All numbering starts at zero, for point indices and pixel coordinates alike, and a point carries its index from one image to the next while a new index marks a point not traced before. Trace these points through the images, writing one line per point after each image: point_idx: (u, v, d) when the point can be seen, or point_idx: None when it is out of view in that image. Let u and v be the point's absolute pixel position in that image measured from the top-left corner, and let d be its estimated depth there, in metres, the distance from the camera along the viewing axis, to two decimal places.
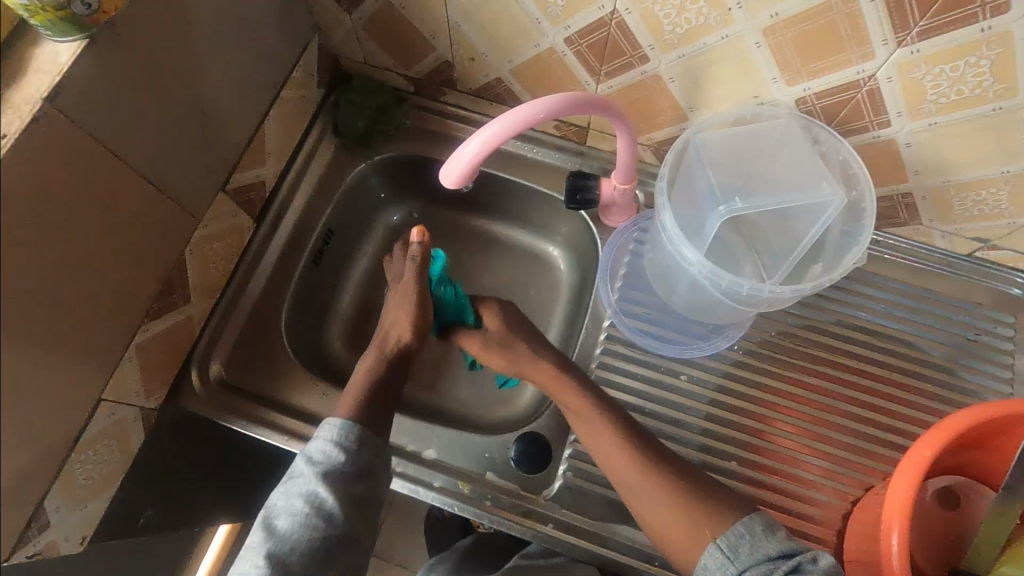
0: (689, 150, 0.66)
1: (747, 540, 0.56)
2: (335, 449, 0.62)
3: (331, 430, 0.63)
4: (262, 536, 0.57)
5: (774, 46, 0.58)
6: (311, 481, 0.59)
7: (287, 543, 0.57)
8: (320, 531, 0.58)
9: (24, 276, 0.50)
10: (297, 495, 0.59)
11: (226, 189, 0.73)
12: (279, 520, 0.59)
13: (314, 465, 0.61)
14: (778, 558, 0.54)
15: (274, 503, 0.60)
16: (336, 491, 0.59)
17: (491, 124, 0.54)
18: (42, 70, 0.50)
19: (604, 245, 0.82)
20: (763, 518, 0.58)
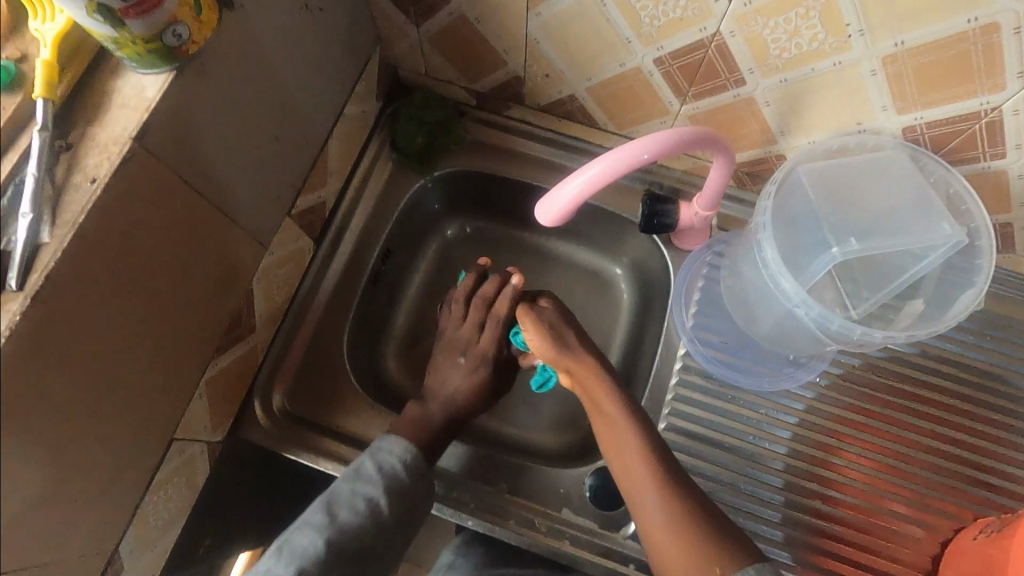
0: (788, 179, 0.63)
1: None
2: (403, 470, 0.63)
3: (401, 448, 0.64)
4: (323, 519, 0.59)
5: (892, 74, 0.55)
6: (377, 488, 0.61)
7: (343, 536, 0.58)
8: (370, 536, 0.60)
9: (110, 323, 0.47)
10: (362, 497, 0.61)
11: (292, 213, 0.69)
12: (341, 511, 0.60)
13: (384, 477, 0.62)
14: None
15: (335, 490, 0.61)
16: (394, 505, 0.61)
17: (593, 166, 0.52)
18: (128, 105, 0.46)
19: (678, 270, 0.79)
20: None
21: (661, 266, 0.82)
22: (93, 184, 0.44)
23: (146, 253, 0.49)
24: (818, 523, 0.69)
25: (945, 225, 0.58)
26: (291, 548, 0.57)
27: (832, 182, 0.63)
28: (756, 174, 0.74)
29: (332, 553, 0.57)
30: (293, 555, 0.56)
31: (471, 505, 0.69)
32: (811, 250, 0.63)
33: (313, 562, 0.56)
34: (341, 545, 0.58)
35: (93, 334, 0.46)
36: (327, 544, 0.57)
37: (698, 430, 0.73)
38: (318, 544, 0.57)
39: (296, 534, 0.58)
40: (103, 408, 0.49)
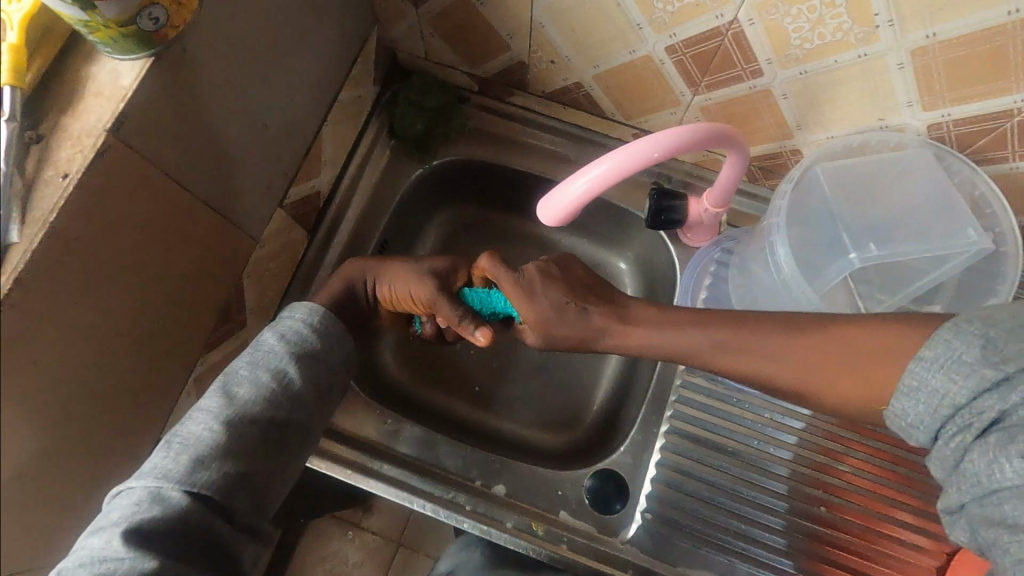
0: (805, 177, 0.60)
1: (926, 391, 0.40)
2: (309, 333, 0.61)
3: (307, 314, 0.63)
4: (218, 402, 0.54)
5: (921, 67, 0.51)
6: (280, 357, 0.59)
7: (244, 410, 0.54)
8: (277, 407, 0.56)
9: (90, 325, 0.45)
10: (263, 370, 0.57)
11: (283, 204, 0.66)
12: (239, 389, 0.56)
13: (287, 344, 0.60)
14: (978, 402, 0.38)
15: (231, 372, 0.57)
16: (302, 371, 0.59)
17: (600, 164, 0.49)
18: (103, 95, 0.44)
19: (686, 266, 0.76)
20: (938, 346, 0.40)
21: (667, 261, 0.79)
22: (65, 179, 0.41)
23: (127, 250, 0.46)
24: (823, 531, 0.67)
25: (969, 231, 0.55)
26: (182, 437, 0.51)
27: (850, 181, 0.61)
28: (769, 169, 0.71)
29: (232, 430, 0.53)
30: (187, 442, 0.51)
31: (468, 507, 0.67)
32: (827, 251, 0.59)
33: (211, 445, 0.51)
34: (242, 423, 0.54)
35: (72, 338, 0.44)
36: (226, 423, 0.53)
37: (702, 433, 0.71)
38: (215, 422, 0.52)
39: (188, 422, 0.52)
40: (85, 412, 0.46)
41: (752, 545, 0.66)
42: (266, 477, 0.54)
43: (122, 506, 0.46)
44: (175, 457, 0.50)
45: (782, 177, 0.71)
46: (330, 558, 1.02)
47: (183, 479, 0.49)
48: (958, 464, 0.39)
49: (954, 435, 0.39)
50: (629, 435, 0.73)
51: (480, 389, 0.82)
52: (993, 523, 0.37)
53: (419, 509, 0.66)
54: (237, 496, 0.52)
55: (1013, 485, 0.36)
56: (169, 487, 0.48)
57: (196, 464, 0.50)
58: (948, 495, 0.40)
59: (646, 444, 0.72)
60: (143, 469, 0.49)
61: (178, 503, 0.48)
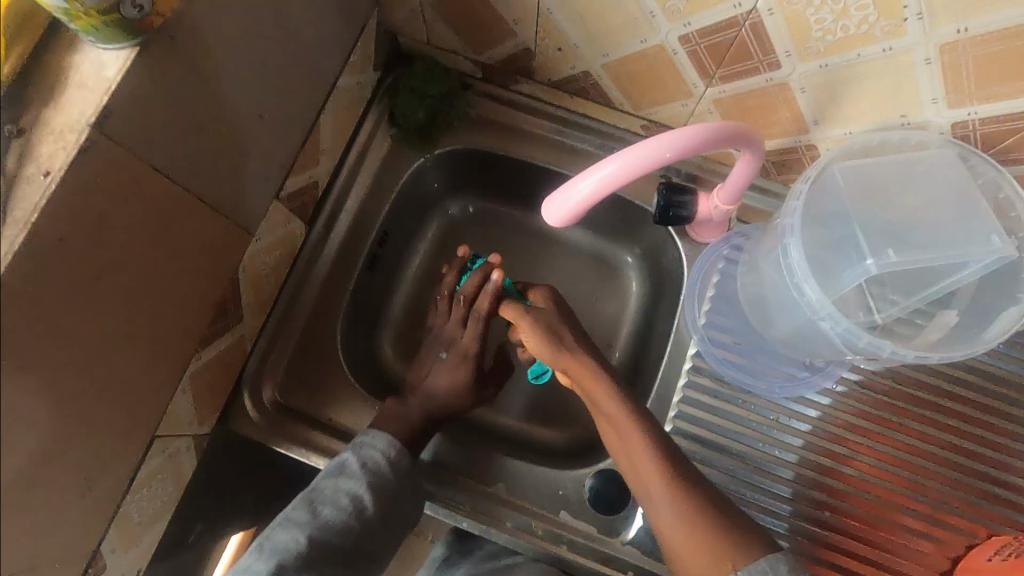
0: (822, 177, 0.58)
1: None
2: (385, 463, 0.62)
3: (387, 444, 0.63)
4: (305, 517, 0.59)
5: (948, 63, 0.49)
6: (360, 485, 0.60)
7: (325, 531, 0.58)
8: (351, 532, 0.59)
9: (83, 327, 0.44)
10: (346, 491, 0.60)
11: (280, 196, 0.64)
12: (323, 506, 0.60)
13: (370, 469, 0.62)
14: None
15: (318, 489, 0.61)
16: (379, 502, 0.60)
17: (608, 164, 0.48)
18: (86, 86, 0.42)
19: (693, 264, 0.74)
20: (787, 563, 0.51)
21: (675, 257, 0.77)
22: (48, 177, 0.40)
23: (122, 249, 0.45)
24: (825, 534, 0.66)
25: (993, 238, 0.52)
26: (273, 544, 0.57)
27: (866, 183, 0.58)
28: (783, 164, 0.68)
29: (313, 547, 0.57)
30: (275, 550, 0.57)
31: (466, 506, 0.67)
32: (844, 255, 0.57)
33: (291, 559, 0.56)
34: (321, 543, 0.58)
35: (64, 340, 0.43)
36: (308, 540, 0.57)
37: (706, 435, 0.70)
38: (299, 540, 0.57)
39: (278, 530, 0.58)
40: (83, 415, 0.45)
41: None
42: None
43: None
44: (263, 563, 0.56)
45: (797, 173, 0.69)
46: None
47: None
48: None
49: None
50: None
51: (481, 383, 0.81)
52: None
53: (420, 508, 0.66)
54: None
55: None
56: None
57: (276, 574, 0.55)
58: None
59: None
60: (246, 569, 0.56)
61: None
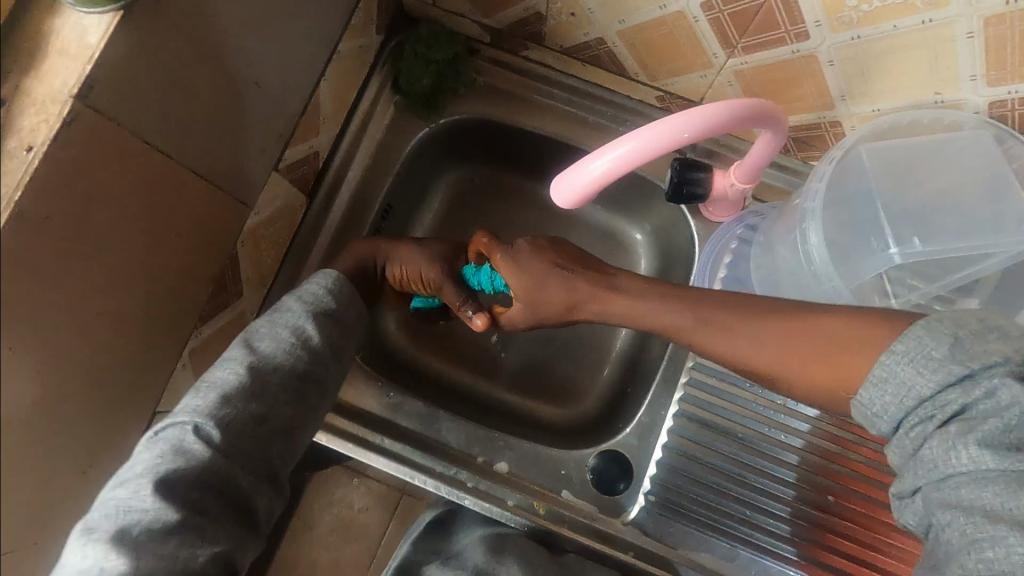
0: (847, 158, 0.55)
1: (892, 381, 0.38)
2: (329, 295, 0.59)
3: (326, 278, 0.60)
4: (240, 352, 0.53)
5: (992, 37, 0.45)
6: (298, 317, 0.56)
7: (267, 362, 0.53)
8: (301, 362, 0.54)
9: (72, 308, 0.42)
10: (283, 325, 0.55)
11: (280, 167, 0.62)
12: (260, 342, 0.54)
13: (307, 304, 0.57)
14: (943, 394, 0.36)
15: (252, 328, 0.55)
16: (323, 330, 0.56)
17: (623, 143, 0.45)
18: (71, 54, 0.40)
19: (706, 243, 0.72)
20: (908, 341, 0.37)
21: (687, 235, 0.75)
22: (30, 152, 0.38)
23: (107, 227, 0.43)
24: (829, 520, 0.66)
25: None
26: (206, 383, 0.50)
27: (891, 166, 0.56)
28: (805, 141, 0.65)
29: (255, 377, 0.51)
30: (209, 388, 0.50)
31: (469, 484, 0.66)
32: (865, 241, 0.55)
33: (230, 392, 0.50)
34: (265, 374, 0.52)
35: (53, 320, 0.41)
36: (249, 370, 0.51)
37: (712, 418, 0.69)
38: (238, 371, 0.51)
39: (213, 370, 0.51)
40: (78, 395, 0.45)
41: (755, 531, 0.66)
42: (297, 427, 0.54)
43: (145, 459, 0.46)
44: (199, 399, 0.49)
45: (819, 150, 0.65)
46: (335, 504, 0.98)
47: (199, 423, 0.48)
48: (914, 454, 0.37)
49: (914, 426, 0.37)
50: (636, 416, 0.72)
51: (485, 359, 0.80)
52: (949, 508, 0.35)
53: (421, 485, 0.65)
54: (258, 447, 0.50)
55: (968, 471, 0.34)
56: (188, 442, 0.47)
57: (216, 409, 0.49)
58: (900, 482, 0.38)
59: (653, 427, 0.71)
60: (176, 412, 0.48)
61: (196, 454, 0.47)
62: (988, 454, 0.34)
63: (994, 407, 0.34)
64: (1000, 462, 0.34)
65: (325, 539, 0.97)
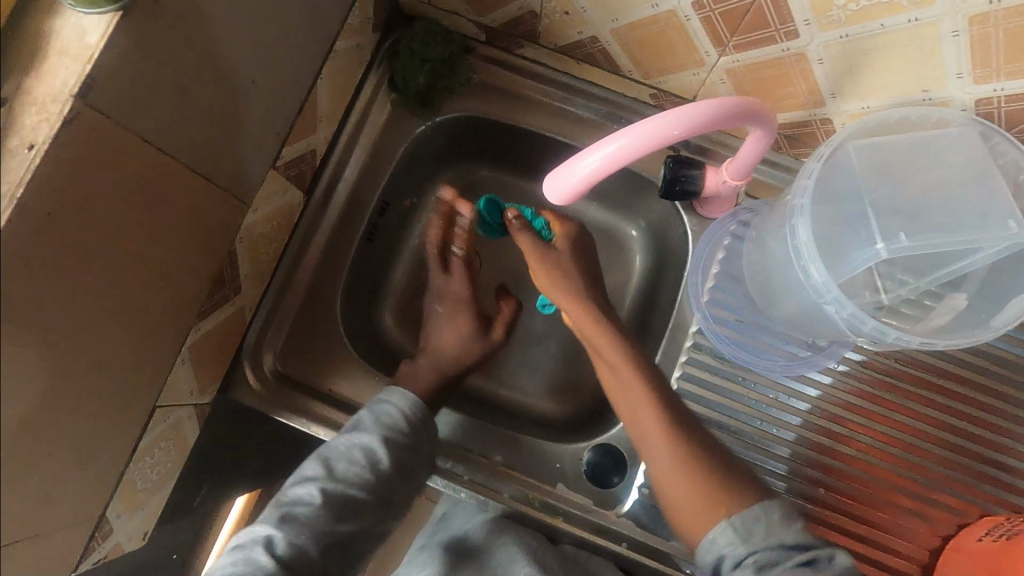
0: (836, 155, 0.55)
1: (762, 526, 0.53)
2: (403, 419, 0.62)
3: (402, 399, 0.64)
4: (320, 472, 0.59)
5: (977, 36, 0.46)
6: (371, 437, 0.61)
7: (340, 484, 0.59)
8: (368, 486, 0.59)
9: (74, 304, 0.43)
10: (359, 446, 0.61)
11: (277, 164, 0.63)
12: (337, 463, 0.60)
13: (380, 426, 0.62)
14: (793, 550, 0.51)
15: (332, 444, 0.62)
16: (392, 454, 0.60)
17: (614, 140, 0.46)
18: (69, 54, 0.41)
19: (699, 240, 0.73)
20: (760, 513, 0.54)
21: (680, 232, 0.75)
22: (31, 150, 0.39)
23: (106, 224, 0.44)
24: (820, 512, 0.67)
25: (1010, 222, 0.51)
26: (290, 499, 0.58)
27: (881, 161, 0.56)
28: (796, 138, 0.66)
29: (326, 500, 0.58)
30: (291, 503, 0.58)
31: (466, 477, 0.68)
32: (855, 236, 0.55)
33: (306, 511, 0.57)
34: (336, 495, 0.58)
35: (54, 315, 0.42)
36: (322, 493, 0.58)
37: (705, 412, 0.70)
38: (314, 494, 0.58)
39: (294, 487, 0.59)
40: (79, 389, 0.45)
41: None
42: (356, 547, 0.60)
43: (226, 563, 0.55)
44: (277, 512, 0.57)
45: (810, 147, 0.66)
46: None
47: (275, 538, 0.56)
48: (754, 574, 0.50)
49: (769, 559, 0.50)
50: None
51: None
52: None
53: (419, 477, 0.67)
54: (322, 563, 0.57)
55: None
56: (257, 553, 0.54)
57: (290, 522, 0.56)
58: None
59: None
60: (259, 525, 0.57)
61: (262, 565, 0.54)
62: None
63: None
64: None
65: None
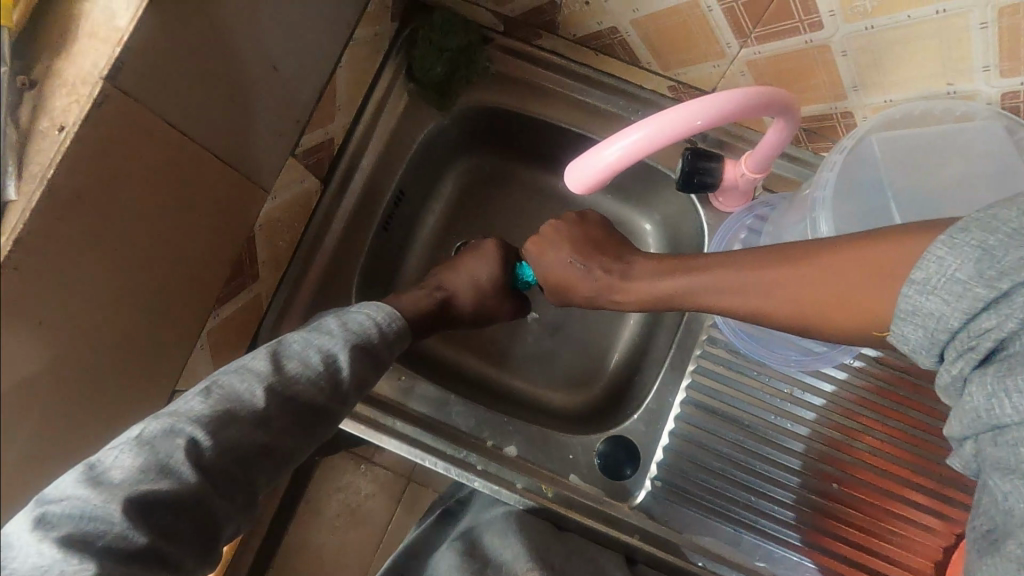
0: (859, 147, 0.55)
1: (937, 288, 0.37)
2: (367, 330, 0.60)
3: (376, 312, 0.62)
4: (266, 367, 0.54)
5: (1007, 27, 0.46)
6: (335, 343, 0.58)
7: (288, 386, 0.54)
8: (322, 395, 0.55)
9: (99, 286, 0.44)
10: (315, 349, 0.57)
11: (296, 152, 0.63)
12: (287, 361, 0.55)
13: (345, 331, 0.59)
14: (975, 323, 0.35)
15: (286, 342, 0.57)
16: (352, 364, 0.58)
17: (635, 130, 0.46)
18: (99, 38, 0.41)
19: (715, 234, 0.72)
20: (928, 268, 0.37)
21: (696, 225, 0.75)
22: (61, 132, 0.40)
23: (132, 206, 0.44)
24: (832, 507, 0.67)
25: None
26: (221, 388, 0.51)
27: (903, 156, 0.56)
28: (816, 132, 0.65)
29: (271, 400, 0.52)
30: (223, 395, 0.51)
31: (478, 467, 0.67)
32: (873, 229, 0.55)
33: (245, 407, 0.51)
34: (285, 395, 0.53)
35: (80, 295, 0.42)
36: (265, 390, 0.52)
37: (719, 406, 0.70)
38: (258, 395, 0.52)
39: (232, 378, 0.52)
40: (102, 370, 0.46)
41: (761, 517, 0.67)
42: (286, 458, 0.55)
43: (125, 463, 0.44)
44: (209, 405, 0.50)
45: (830, 141, 0.66)
46: (342, 489, 0.99)
47: (204, 431, 0.48)
48: (962, 392, 0.37)
49: (955, 358, 0.37)
50: (642, 403, 0.73)
51: (494, 347, 0.81)
52: (1004, 466, 0.35)
53: (431, 467, 0.66)
54: (240, 470, 0.51)
55: (1014, 421, 0.34)
56: (175, 459, 0.46)
57: (225, 417, 0.50)
58: (952, 425, 0.38)
59: (661, 414, 0.72)
60: (175, 418, 0.47)
61: (183, 477, 0.46)
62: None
63: None
64: None
65: (332, 521, 0.98)
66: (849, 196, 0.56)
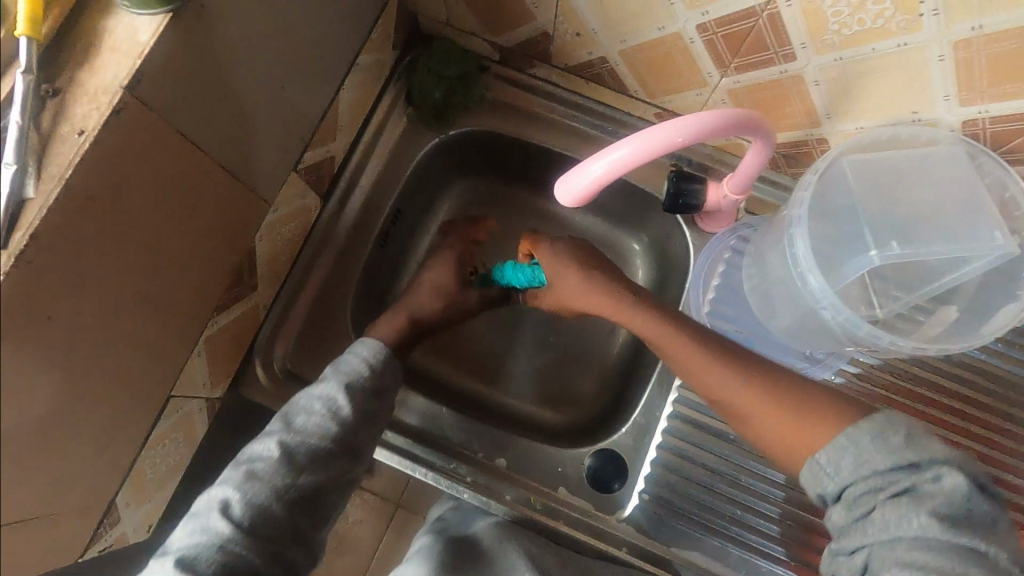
0: (832, 170, 0.59)
1: (860, 448, 0.47)
2: (365, 367, 0.60)
3: (369, 351, 0.62)
4: (280, 427, 0.56)
5: (963, 60, 0.49)
6: (333, 388, 0.58)
7: (301, 437, 0.55)
8: (331, 438, 0.56)
9: (106, 286, 0.45)
10: (318, 398, 0.58)
11: (298, 168, 0.66)
12: (296, 417, 0.57)
13: (341, 372, 0.60)
14: (892, 473, 0.45)
15: (295, 401, 0.58)
16: (353, 403, 0.58)
17: (619, 148, 0.49)
18: (121, 52, 0.44)
19: (699, 254, 0.75)
20: (873, 424, 0.47)
21: (681, 245, 0.78)
22: (81, 135, 0.42)
23: (142, 212, 0.46)
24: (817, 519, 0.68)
25: (996, 235, 0.54)
26: (247, 455, 0.54)
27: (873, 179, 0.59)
28: (794, 157, 0.69)
29: (291, 454, 0.54)
30: (247, 459, 0.54)
31: (468, 478, 0.68)
32: (846, 249, 0.58)
33: (265, 464, 0.53)
34: (300, 447, 0.54)
35: (91, 289, 0.44)
36: (282, 446, 0.54)
37: (703, 420, 0.71)
38: (272, 448, 0.54)
39: (253, 445, 0.55)
40: (102, 369, 0.47)
41: (746, 530, 0.68)
42: (325, 503, 0.55)
43: (183, 536, 0.50)
44: (236, 472, 0.53)
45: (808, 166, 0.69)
46: None
47: (233, 496, 0.51)
48: (864, 515, 0.45)
49: (863, 494, 0.45)
50: (631, 417, 0.75)
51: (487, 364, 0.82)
52: (899, 565, 0.42)
53: (421, 476, 0.67)
54: (286, 524, 0.52)
55: (912, 535, 0.42)
56: (213, 521, 0.50)
57: (249, 478, 0.52)
58: (846, 540, 0.46)
59: (648, 428, 0.73)
60: (214, 490, 0.52)
61: (222, 534, 0.49)
62: (934, 523, 0.42)
63: (938, 490, 0.43)
64: (942, 531, 0.42)
65: None
66: (820, 219, 0.59)
